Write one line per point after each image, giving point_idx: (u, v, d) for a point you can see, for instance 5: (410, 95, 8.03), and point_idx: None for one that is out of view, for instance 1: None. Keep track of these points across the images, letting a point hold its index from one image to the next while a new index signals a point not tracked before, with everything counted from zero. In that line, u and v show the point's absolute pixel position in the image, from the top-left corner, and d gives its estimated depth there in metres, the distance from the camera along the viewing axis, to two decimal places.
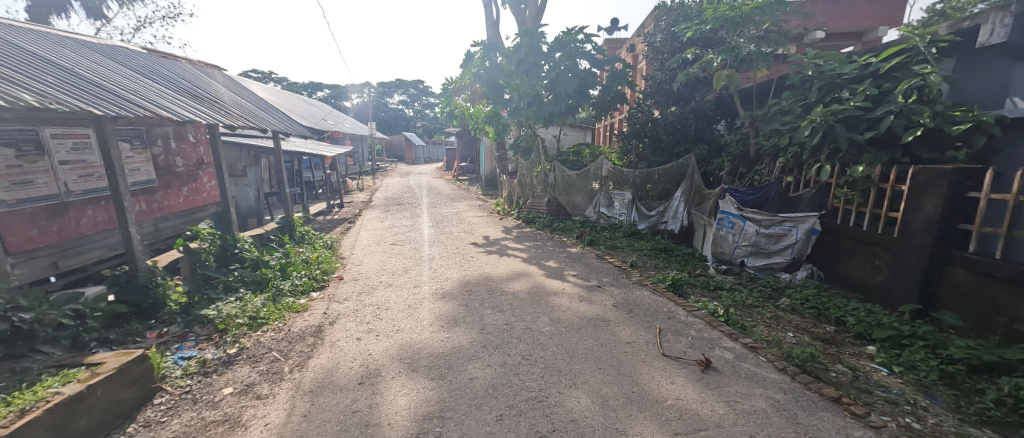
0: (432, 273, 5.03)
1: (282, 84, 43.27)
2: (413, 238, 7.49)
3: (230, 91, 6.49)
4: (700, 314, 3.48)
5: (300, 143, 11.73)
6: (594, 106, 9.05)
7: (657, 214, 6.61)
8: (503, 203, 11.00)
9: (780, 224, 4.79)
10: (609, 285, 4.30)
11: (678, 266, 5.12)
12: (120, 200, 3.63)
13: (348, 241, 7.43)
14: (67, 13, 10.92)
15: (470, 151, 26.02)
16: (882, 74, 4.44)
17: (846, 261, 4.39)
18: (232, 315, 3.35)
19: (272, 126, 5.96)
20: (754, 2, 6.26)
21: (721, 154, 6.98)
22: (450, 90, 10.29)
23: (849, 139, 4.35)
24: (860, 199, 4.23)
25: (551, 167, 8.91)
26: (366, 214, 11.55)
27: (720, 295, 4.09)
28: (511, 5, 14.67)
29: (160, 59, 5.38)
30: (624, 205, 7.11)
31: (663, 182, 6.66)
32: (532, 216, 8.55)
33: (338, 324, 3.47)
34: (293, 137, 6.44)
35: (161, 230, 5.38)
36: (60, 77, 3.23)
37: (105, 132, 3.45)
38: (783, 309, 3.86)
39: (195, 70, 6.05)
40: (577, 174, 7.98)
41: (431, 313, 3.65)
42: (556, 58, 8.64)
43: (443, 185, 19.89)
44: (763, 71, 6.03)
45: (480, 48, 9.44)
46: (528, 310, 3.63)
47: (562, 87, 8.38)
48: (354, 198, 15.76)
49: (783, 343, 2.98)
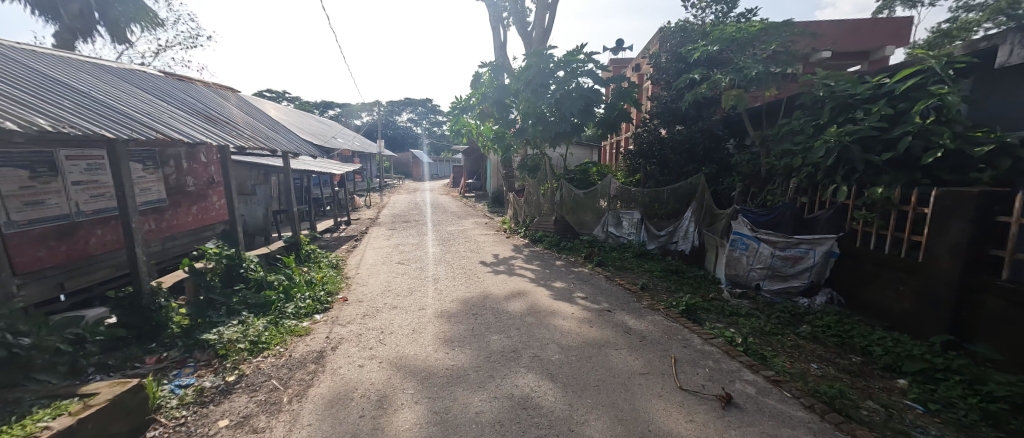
0: (437, 294, 4.94)
1: (294, 103, 44.42)
2: (419, 257, 7.42)
3: (243, 111, 6.60)
4: (717, 342, 3.32)
5: (309, 162, 11.88)
6: (600, 124, 9.04)
7: (667, 234, 6.50)
8: (510, 222, 10.94)
9: (796, 246, 4.67)
10: (618, 309, 4.16)
11: (691, 289, 4.96)
12: (129, 221, 3.62)
13: (354, 259, 7.39)
14: (93, 37, 11.42)
15: (476, 169, 26.20)
16: (897, 94, 4.37)
17: (867, 286, 4.23)
18: (233, 340, 3.27)
19: (282, 146, 6.01)
20: (761, 23, 6.25)
21: (731, 173, 6.88)
22: (458, 110, 10.43)
23: (865, 160, 4.24)
24: (880, 222, 4.09)
25: (559, 186, 8.85)
26: (373, 231, 11.56)
27: (737, 321, 3.92)
28: (518, 28, 14.99)
29: (177, 82, 5.52)
30: (633, 225, 6.99)
31: (672, 202, 6.55)
32: (539, 235, 8.46)
33: (340, 349, 3.37)
34: (302, 157, 6.50)
35: (168, 248, 5.40)
36: (75, 101, 3.28)
37: (118, 154, 3.48)
38: (804, 337, 3.69)
39: (209, 92, 6.17)
40: (584, 192, 7.88)
41: (436, 337, 3.54)
42: (561, 77, 8.70)
43: (449, 202, 19.97)
44: (772, 91, 5.98)
45: (487, 69, 9.58)
46: (537, 335, 3.50)
47: (566, 106, 8.41)
48: (361, 214, 15.84)
49: (807, 377, 2.81)
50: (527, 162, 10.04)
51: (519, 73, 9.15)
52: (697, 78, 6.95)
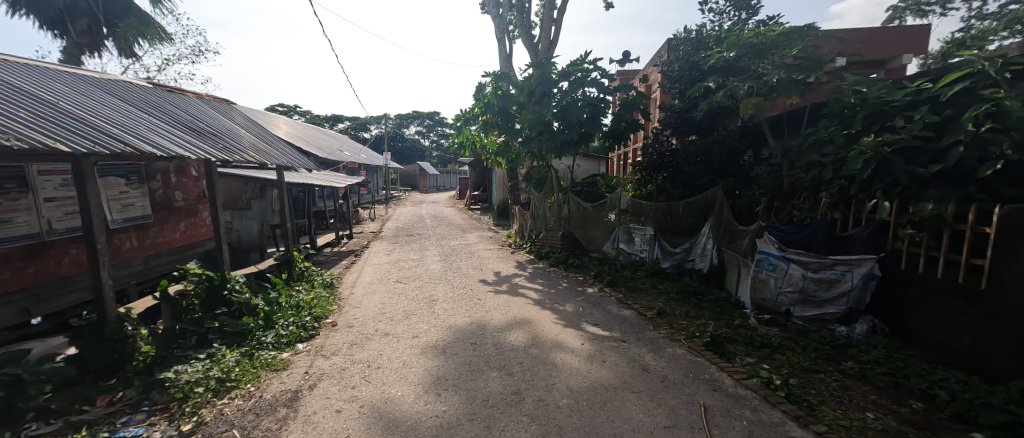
0: (434, 319, 4.53)
1: (303, 116, 45.02)
2: (418, 275, 7.05)
3: (238, 123, 6.35)
4: (751, 383, 2.87)
5: (310, 175, 11.67)
6: (608, 135, 8.69)
7: (683, 251, 6.06)
8: (515, 236, 10.56)
9: (832, 268, 4.21)
10: (633, 339, 3.71)
11: (714, 315, 4.48)
12: (93, 242, 3.29)
13: (351, 277, 7.05)
14: (101, 51, 11.49)
15: (482, 180, 26.00)
16: (942, 100, 3.94)
17: (919, 315, 3.73)
18: (196, 379, 2.89)
19: (275, 160, 5.70)
20: (780, 28, 5.89)
21: (749, 186, 6.46)
22: (462, 121, 10.20)
23: (909, 172, 3.80)
24: (930, 242, 3.62)
25: (566, 198, 8.39)
26: (374, 246, 11.26)
27: (770, 355, 3.44)
28: (523, 40, 14.87)
29: (167, 94, 5.30)
30: (646, 241, 6.53)
31: (687, 217, 6.11)
32: (545, 251, 8.05)
33: (319, 389, 2.96)
34: (297, 170, 6.19)
35: (150, 267, 5.11)
36: (32, 112, 2.99)
37: (83, 169, 3.18)
38: (851, 376, 3.19)
39: (202, 104, 5.94)
40: (592, 206, 7.43)
41: (427, 374, 3.11)
42: (567, 87, 8.39)
43: (454, 215, 19.69)
44: (795, 99, 5.58)
45: (490, 79, 9.34)
46: (541, 372, 3.07)
47: (572, 115, 8.03)
48: (364, 227, 15.60)
49: (867, 432, 2.33)
50: (533, 174, 9.67)
51: (523, 82, 8.94)
52: (712, 86, 6.58)
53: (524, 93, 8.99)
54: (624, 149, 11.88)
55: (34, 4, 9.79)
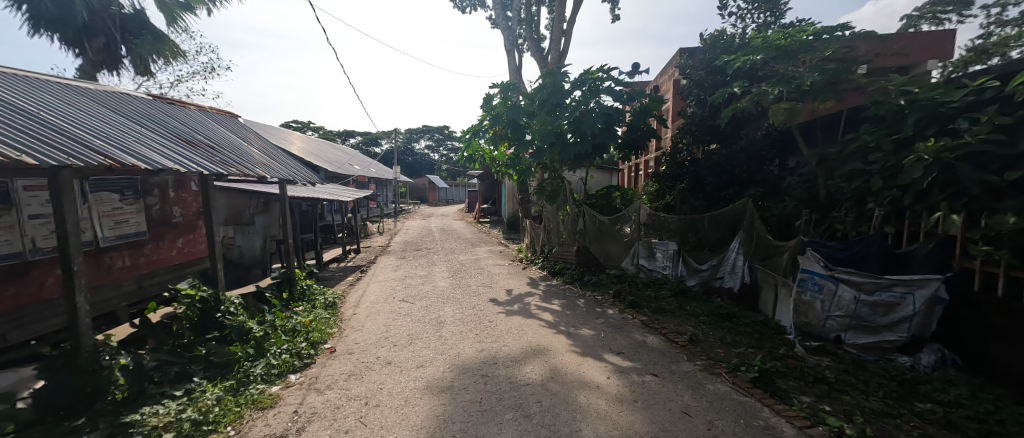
0: (440, 345, 4.13)
1: (317, 132, 45.82)
2: (425, 293, 6.68)
3: (241, 136, 6.14)
4: (816, 431, 2.39)
5: (318, 189, 11.52)
6: (624, 145, 8.33)
7: (709, 268, 5.60)
8: (526, 251, 10.17)
9: (889, 289, 3.74)
10: (664, 371, 3.26)
11: (754, 342, 3.98)
12: (69, 263, 2.99)
13: (355, 296, 6.72)
14: (118, 69, 11.66)
15: (492, 193, 25.79)
16: (1013, 99, 3.49)
17: (1004, 346, 3.24)
18: (168, 422, 2.50)
19: (276, 173, 5.43)
20: (811, 28, 5.52)
21: (780, 198, 6.00)
22: (471, 132, 9.95)
23: (979, 180, 3.34)
24: (1011, 260, 3.14)
25: (580, 211, 7.76)
26: (381, 260, 10.98)
27: (829, 394, 2.95)
28: (533, 52, 14.75)
29: (167, 106, 5.11)
30: (669, 257, 6.06)
31: (713, 231, 5.64)
32: (559, 266, 7.65)
33: (306, 434, 2.56)
34: (299, 184, 5.91)
35: (142, 287, 4.85)
36: (2, 123, 2.73)
37: (59, 183, 2.90)
38: (933, 421, 2.68)
39: (205, 116, 5.75)
40: (609, 219, 6.93)
41: (431, 417, 2.69)
42: (580, 96, 8.08)
43: (464, 228, 19.42)
44: (830, 103, 5.16)
45: (499, 90, 9.10)
46: (562, 415, 2.64)
47: (585, 125, 7.70)
48: (372, 241, 15.38)
49: None
50: (545, 186, 9.28)
51: (533, 93, 8.68)
52: (736, 92, 6.20)
53: (534, 103, 8.70)
54: (639, 160, 11.50)
55: (54, 24, 9.98)
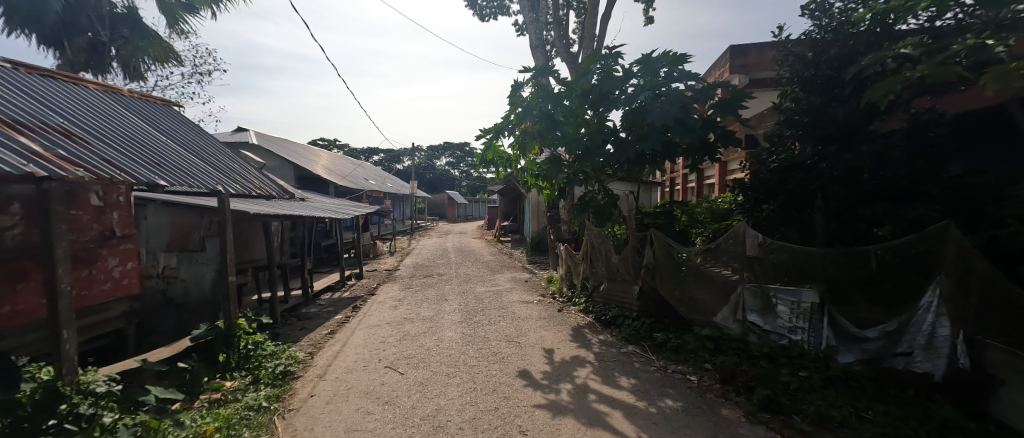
0: None
1: (338, 149, 45.64)
2: (424, 353, 4.69)
3: (161, 126, 4.31)
4: None
5: (316, 206, 9.92)
6: (696, 148, 6.20)
7: (883, 339, 3.30)
8: (559, 284, 8.12)
9: None
10: None
11: None
12: None
13: (328, 353, 4.82)
14: (103, 73, 10.47)
15: (513, 210, 24.04)
16: None
17: None
18: None
19: (192, 178, 3.55)
20: None
21: (983, 220, 3.76)
22: (494, 131, 8.08)
23: None
24: None
25: (642, 236, 5.61)
26: (384, 291, 9.16)
27: None
28: (564, 52, 13.13)
29: (25, 80, 3.33)
30: (798, 314, 3.80)
31: (885, 275, 3.29)
32: (613, 314, 5.55)
33: None
34: (235, 192, 4.02)
35: None
36: None
37: None
38: None
39: (105, 99, 3.96)
40: (692, 251, 4.67)
41: None
42: (641, 80, 6.19)
43: (484, 249, 17.58)
44: None
45: (530, 74, 7.28)
46: None
47: (651, 114, 5.60)
48: (381, 264, 13.68)
49: None
50: (588, 201, 6.74)
51: (573, 80, 6.88)
52: (899, 57, 4.04)
53: (574, 94, 6.84)
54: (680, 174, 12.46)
55: (30, 22, 8.87)
